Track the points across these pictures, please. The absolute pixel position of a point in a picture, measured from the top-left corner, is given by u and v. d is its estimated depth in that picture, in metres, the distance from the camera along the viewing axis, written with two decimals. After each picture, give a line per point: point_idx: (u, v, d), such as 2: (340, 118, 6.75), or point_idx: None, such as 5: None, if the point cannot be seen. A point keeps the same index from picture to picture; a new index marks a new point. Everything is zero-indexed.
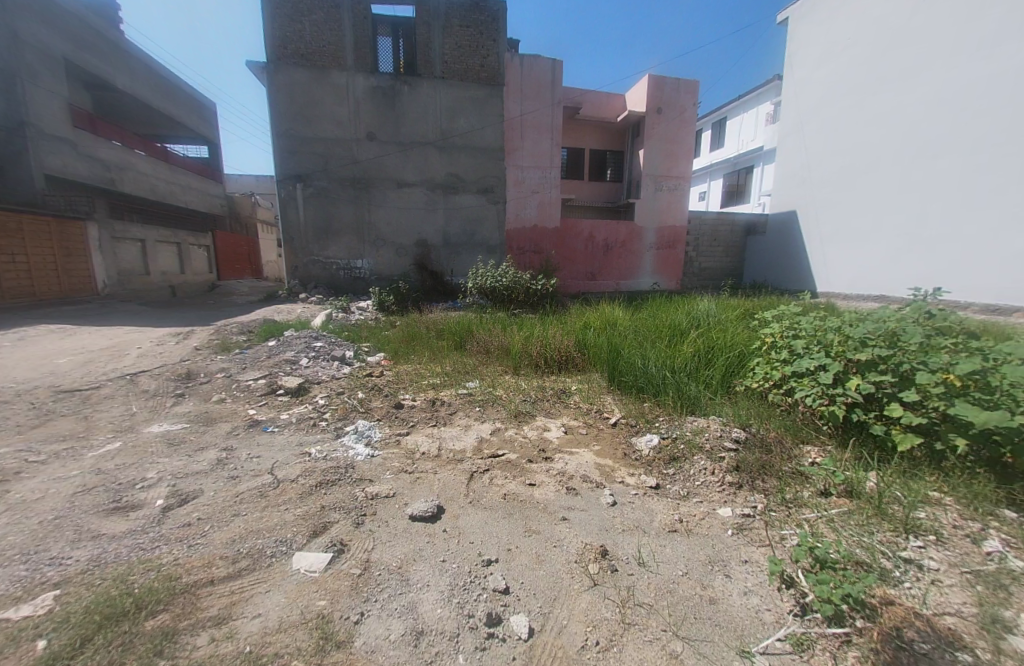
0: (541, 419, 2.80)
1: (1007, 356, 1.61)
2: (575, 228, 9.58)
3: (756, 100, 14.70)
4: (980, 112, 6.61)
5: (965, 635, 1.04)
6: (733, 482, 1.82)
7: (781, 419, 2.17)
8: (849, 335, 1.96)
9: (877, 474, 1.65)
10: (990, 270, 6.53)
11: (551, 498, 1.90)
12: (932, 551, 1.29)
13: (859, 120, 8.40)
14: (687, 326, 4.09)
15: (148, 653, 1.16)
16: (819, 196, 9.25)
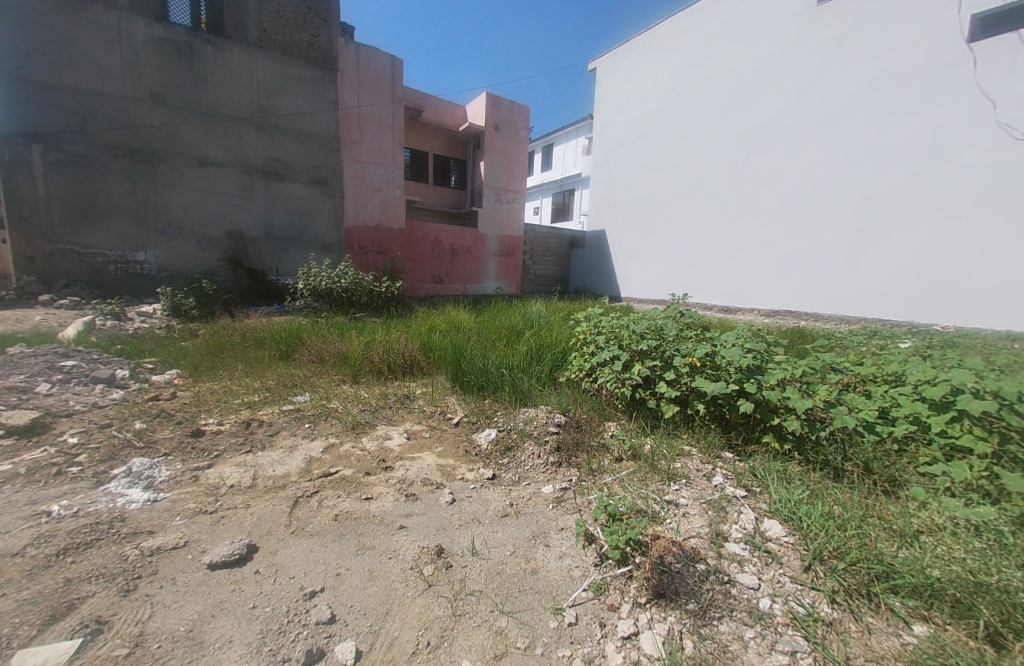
0: (382, 428, 2.65)
1: (722, 341, 2.25)
2: (421, 230, 9.47)
3: (575, 133, 17.21)
4: (716, 167, 9.23)
5: (702, 550, 1.32)
6: (554, 461, 2.08)
7: (591, 402, 2.58)
8: (633, 330, 2.47)
9: (652, 438, 2.10)
10: (726, 280, 9.16)
11: (389, 509, 1.82)
12: (684, 491, 1.64)
13: (647, 162, 10.70)
14: (522, 326, 4.48)
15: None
16: (622, 219, 11.38)
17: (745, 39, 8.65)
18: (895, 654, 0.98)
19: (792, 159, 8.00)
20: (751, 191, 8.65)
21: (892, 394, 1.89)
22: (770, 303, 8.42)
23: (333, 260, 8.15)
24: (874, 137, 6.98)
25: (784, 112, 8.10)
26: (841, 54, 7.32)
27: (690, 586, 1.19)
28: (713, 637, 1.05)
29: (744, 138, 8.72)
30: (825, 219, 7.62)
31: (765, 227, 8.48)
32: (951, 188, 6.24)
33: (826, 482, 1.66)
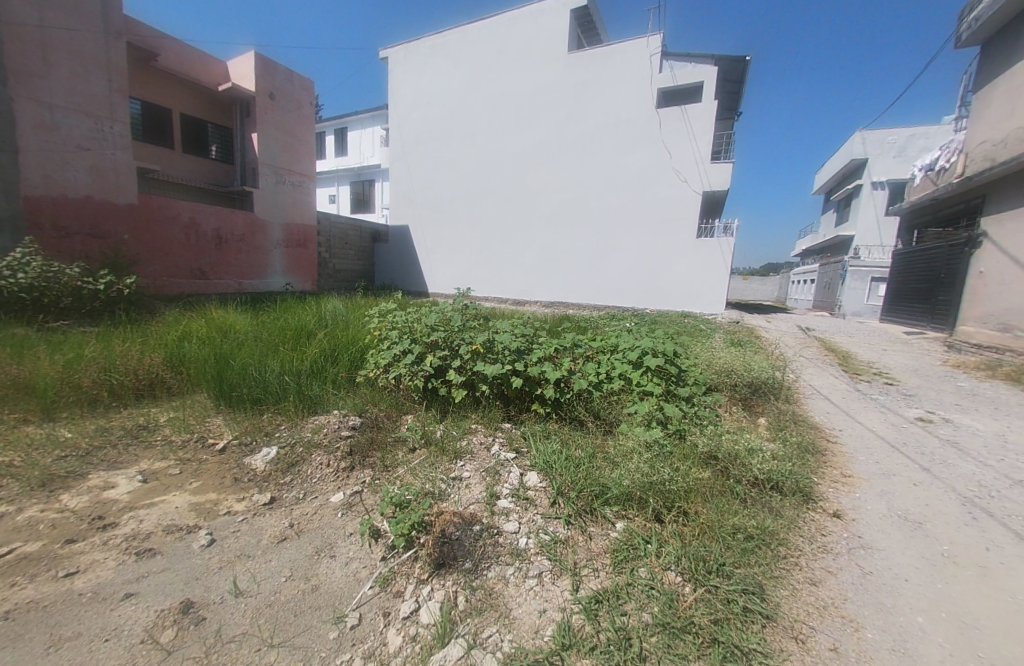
0: (99, 477, 1.93)
1: (500, 329, 2.56)
2: (166, 209, 7.17)
3: (371, 121, 16.39)
4: (502, 176, 10.31)
5: (479, 514, 1.49)
6: (346, 466, 1.96)
7: (387, 398, 2.54)
8: (423, 324, 2.53)
9: (443, 423, 2.23)
10: (514, 277, 10.40)
11: (107, 578, 1.35)
12: (467, 465, 1.81)
13: (442, 162, 11.07)
14: (314, 327, 4.00)
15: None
16: (422, 215, 11.47)
17: (518, 67, 9.92)
18: (605, 548, 1.33)
19: (557, 177, 9.67)
20: (529, 200, 10.03)
21: (614, 360, 2.53)
22: (548, 296, 10.04)
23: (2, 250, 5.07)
24: (608, 168, 9.14)
25: (549, 136, 9.69)
26: (585, 98, 9.24)
27: (467, 549, 1.32)
28: (482, 585, 1.20)
29: (522, 153, 10.01)
30: (580, 228, 9.54)
31: (541, 232, 10.00)
32: (651, 212, 8.78)
33: (572, 433, 2.11)
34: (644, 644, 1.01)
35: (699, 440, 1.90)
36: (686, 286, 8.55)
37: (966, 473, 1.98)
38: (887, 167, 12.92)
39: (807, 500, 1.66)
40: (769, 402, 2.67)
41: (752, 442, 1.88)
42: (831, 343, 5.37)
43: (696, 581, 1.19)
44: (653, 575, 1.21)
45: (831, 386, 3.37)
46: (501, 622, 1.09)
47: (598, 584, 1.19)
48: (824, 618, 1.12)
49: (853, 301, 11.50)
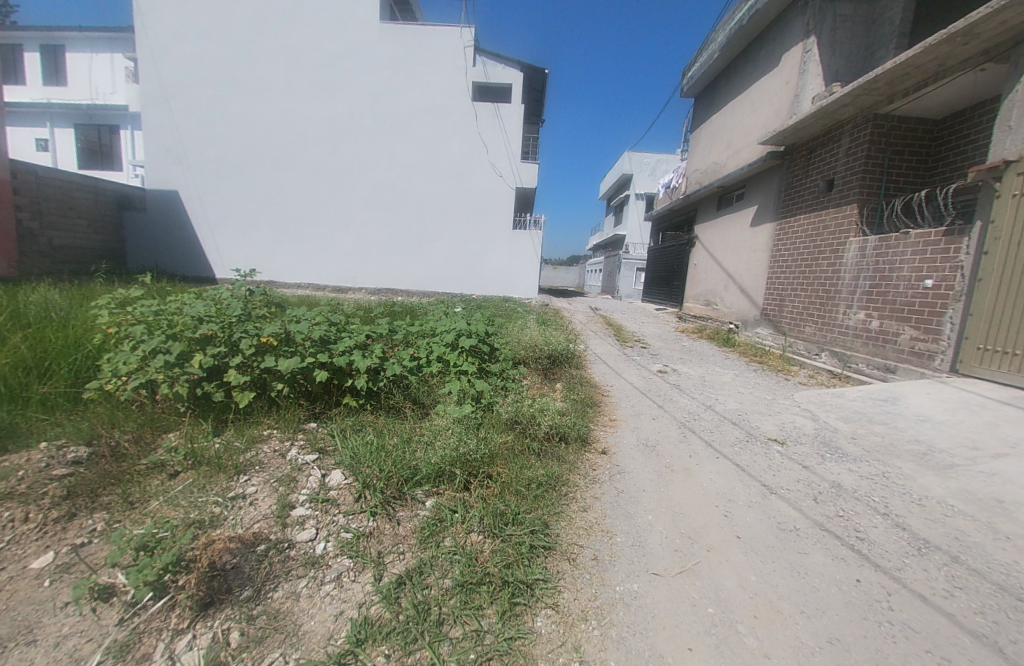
0: None
1: (298, 318, 2.25)
2: None
3: (106, 45, 12.07)
4: (308, 145, 9.03)
5: (267, 530, 1.29)
6: (60, 516, 1.42)
7: (138, 415, 1.93)
8: (187, 316, 2.00)
9: (223, 435, 1.83)
10: (331, 261, 9.35)
11: None
12: (255, 478, 1.54)
13: (224, 117, 8.97)
14: (3, 328, 2.72)
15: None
16: (200, 182, 9.12)
17: (323, 22, 8.77)
18: (413, 529, 1.33)
19: (374, 155, 9.03)
20: (344, 176, 9.10)
21: (432, 344, 2.58)
22: (373, 282, 9.42)
23: None
24: (428, 153, 9.04)
25: (363, 109, 8.94)
26: (401, 75, 8.84)
27: (247, 575, 1.13)
28: (266, 609, 1.05)
29: (332, 123, 8.97)
30: (403, 212, 9.20)
31: (360, 213, 9.22)
32: (471, 201, 9.12)
33: (385, 421, 2.04)
34: (443, 609, 1.06)
35: (504, 409, 2.09)
36: (506, 273, 9.27)
37: (683, 406, 2.77)
38: (644, 182, 16.72)
39: (585, 444, 2.03)
40: (564, 369, 3.16)
41: (545, 405, 2.19)
42: (611, 319, 6.70)
43: (493, 536, 1.31)
44: (457, 541, 1.28)
45: (608, 352, 4.22)
46: (286, 642, 0.97)
47: (403, 565, 1.19)
48: (591, 535, 1.39)
49: (626, 286, 14.60)
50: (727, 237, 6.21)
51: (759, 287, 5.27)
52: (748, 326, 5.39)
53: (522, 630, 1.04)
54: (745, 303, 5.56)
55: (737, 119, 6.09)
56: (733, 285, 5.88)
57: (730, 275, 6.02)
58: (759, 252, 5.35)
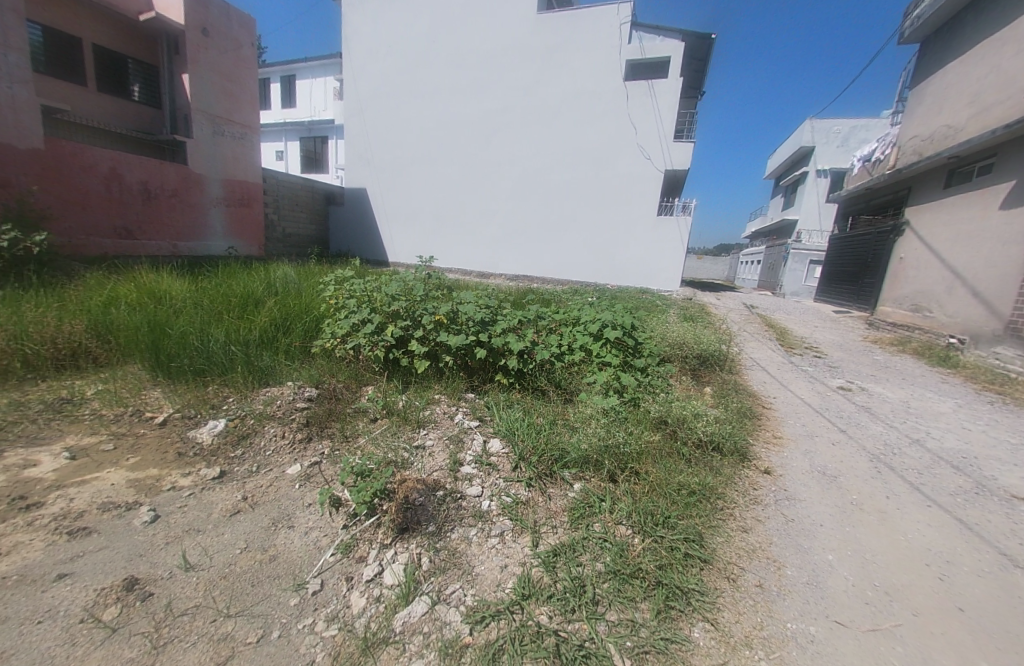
0: (14, 454, 1.75)
1: (463, 299, 2.55)
2: (79, 156, 6.27)
3: (323, 71, 15.10)
4: (464, 141, 9.90)
5: (443, 479, 1.52)
6: (303, 437, 1.91)
7: (346, 369, 2.46)
8: (384, 292, 2.48)
9: (406, 393, 2.22)
10: (478, 248, 10.19)
11: (34, 561, 1.25)
12: (431, 433, 1.84)
13: (402, 122, 10.42)
14: (262, 294, 3.73)
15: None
16: (381, 180, 10.85)
17: (484, 23, 9.38)
18: (564, 507, 1.41)
19: (521, 146, 9.43)
20: (492, 168, 9.74)
21: (576, 333, 2.63)
22: (512, 269, 9.97)
23: None
24: (572, 141, 9.03)
25: (514, 103, 9.37)
26: (553, 63, 8.95)
27: (431, 513, 1.36)
28: (446, 545, 1.25)
29: (486, 118, 9.63)
30: (543, 200, 9.45)
31: (504, 203, 9.81)
32: (614, 187, 8.83)
33: (534, 401, 2.18)
34: (597, 589, 1.10)
35: (652, 407, 2.02)
36: (645, 263, 8.79)
37: (874, 434, 2.26)
38: (832, 155, 13.77)
39: (743, 459, 1.83)
40: (714, 372, 2.87)
41: (698, 407, 2.05)
42: (771, 320, 5.79)
43: (645, 533, 1.30)
44: (606, 530, 1.30)
45: (769, 358, 3.68)
46: (464, 578, 1.14)
47: (557, 538, 1.28)
48: (753, 560, 1.27)
49: (793, 281, 12.39)
50: (957, 224, 4.75)
51: (1007, 291, 3.91)
52: (982, 343, 4.07)
53: (678, 635, 1.01)
54: (979, 312, 4.20)
55: (988, 65, 4.54)
56: (960, 287, 4.49)
57: (957, 274, 4.61)
58: (1011, 245, 3.96)
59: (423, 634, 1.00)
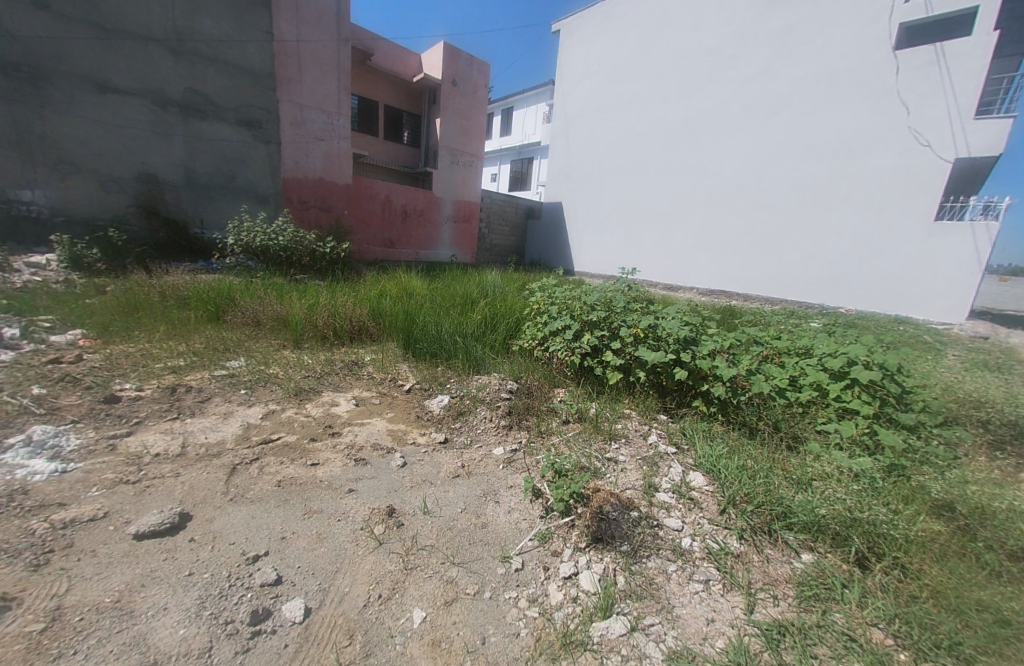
0: (328, 395, 2.54)
1: (665, 314, 2.42)
2: (369, 187, 8.70)
3: (535, 99, 16.80)
4: (666, 148, 9.45)
5: (637, 499, 1.49)
6: (505, 424, 2.15)
7: (542, 369, 2.65)
8: (585, 301, 2.59)
9: (597, 402, 2.25)
10: (670, 259, 9.56)
11: (337, 473, 1.78)
12: (624, 448, 1.82)
13: (604, 136, 10.67)
14: (477, 295, 4.40)
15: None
16: (578, 193, 11.35)
17: (704, 20, 8.71)
18: (787, 576, 1.18)
19: (734, 147, 8.38)
20: (697, 174, 8.98)
21: (803, 364, 2.16)
22: (708, 283, 8.96)
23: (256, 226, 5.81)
24: (805, 134, 7.53)
25: (730, 100, 8.43)
26: (789, 47, 7.63)
27: (625, 531, 1.34)
28: (642, 572, 1.21)
29: (694, 121, 8.95)
30: (757, 205, 8.17)
31: (706, 210, 8.90)
32: (865, 186, 6.93)
33: (741, 439, 1.90)
34: None
35: (928, 485, 1.51)
36: (908, 285, 6.60)
37: None
38: None
39: None
40: None
41: (1018, 504, 1.42)
42: None
43: (918, 652, 0.97)
44: (853, 627, 1.03)
45: None
46: (662, 613, 1.08)
47: (778, 612, 1.08)
48: None
49: None
50: None
51: None
52: None
53: None
54: None
55: None
56: None
57: None
58: None
59: (622, 654, 0.99)
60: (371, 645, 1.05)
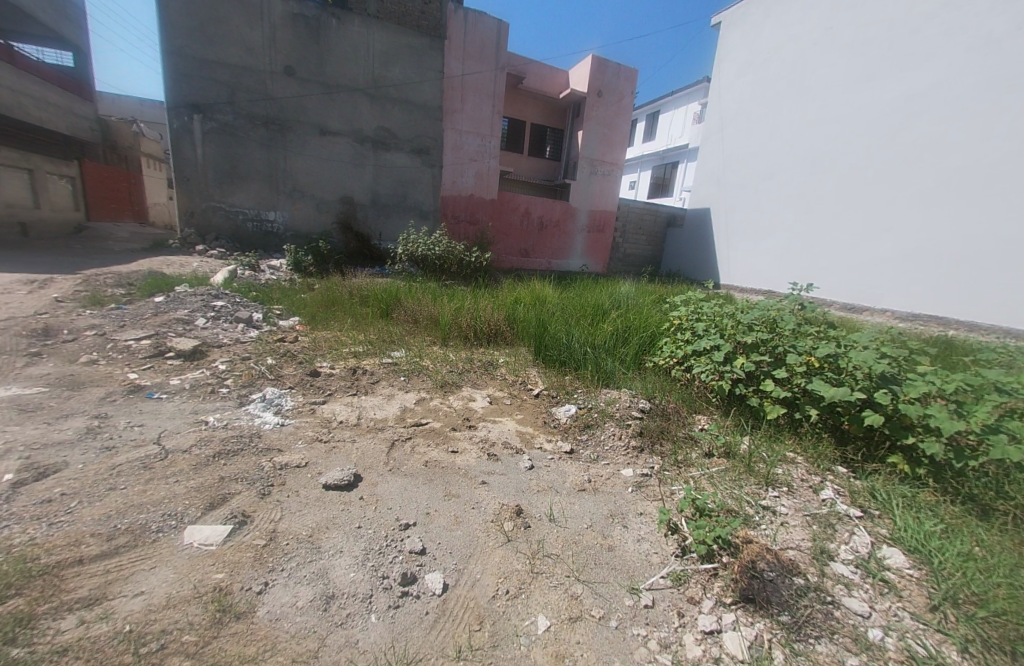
0: (467, 390, 2.77)
1: (851, 342, 1.98)
2: (512, 201, 9.29)
3: (686, 99, 15.65)
4: (855, 135, 7.31)
5: (801, 563, 1.28)
6: (637, 446, 2.01)
7: (680, 391, 2.43)
8: (740, 320, 2.29)
9: (750, 438, 1.96)
10: (850, 275, 7.35)
11: (472, 464, 1.93)
12: (785, 499, 1.57)
13: (767, 129, 8.93)
14: (609, 306, 4.28)
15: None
16: (729, 197, 9.81)
17: None
18: None
19: (970, 123, 5.94)
20: (901, 165, 6.67)
21: None
22: (910, 309, 6.53)
23: (418, 238, 6.75)
24: None
25: (965, 69, 6.02)
26: None
27: (785, 599, 1.15)
28: (809, 655, 1.02)
29: (902, 95, 6.70)
30: (1007, 202, 5.58)
31: (913, 211, 6.53)
32: None
33: (969, 520, 1.44)
34: None
35: None
36: None
37: None
38: None
39: None
40: None
41: None
42: None
43: None
44: None
45: None
46: None
47: None
48: None
49: None
50: None
51: None
52: None
53: None
54: None
55: None
56: None
57: None
58: None
59: None
60: (498, 637, 1.10)
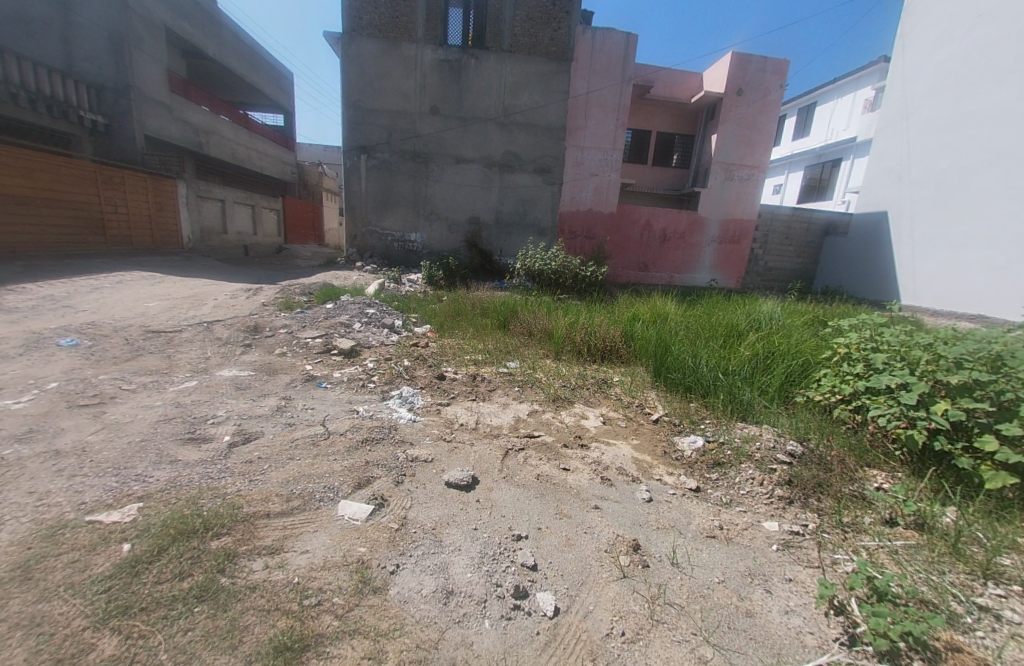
0: (579, 407, 2.72)
1: None
2: (633, 213, 8.98)
3: (853, 85, 13.18)
4: None
5: None
6: (783, 497, 1.70)
7: (845, 437, 2.00)
8: (943, 354, 1.78)
9: (958, 511, 1.52)
10: None
11: (584, 485, 1.87)
12: (1016, 602, 1.17)
13: (981, 107, 6.89)
14: (745, 328, 3.77)
15: (176, 574, 1.22)
16: (918, 198, 7.84)
17: None
18: None
19: None
20: None
21: None
22: None
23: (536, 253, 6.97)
24: None
25: None
26: None
27: None
28: None
29: None
30: None
31: None
32: None
33: None
34: None
35: None
36: None
37: None
38: None
39: None
40: None
41: None
42: None
43: None
44: None
45: None
46: None
47: None
48: None
49: None
50: None
51: None
52: None
53: None
54: None
55: None
56: None
57: None
58: None
59: None
60: None
